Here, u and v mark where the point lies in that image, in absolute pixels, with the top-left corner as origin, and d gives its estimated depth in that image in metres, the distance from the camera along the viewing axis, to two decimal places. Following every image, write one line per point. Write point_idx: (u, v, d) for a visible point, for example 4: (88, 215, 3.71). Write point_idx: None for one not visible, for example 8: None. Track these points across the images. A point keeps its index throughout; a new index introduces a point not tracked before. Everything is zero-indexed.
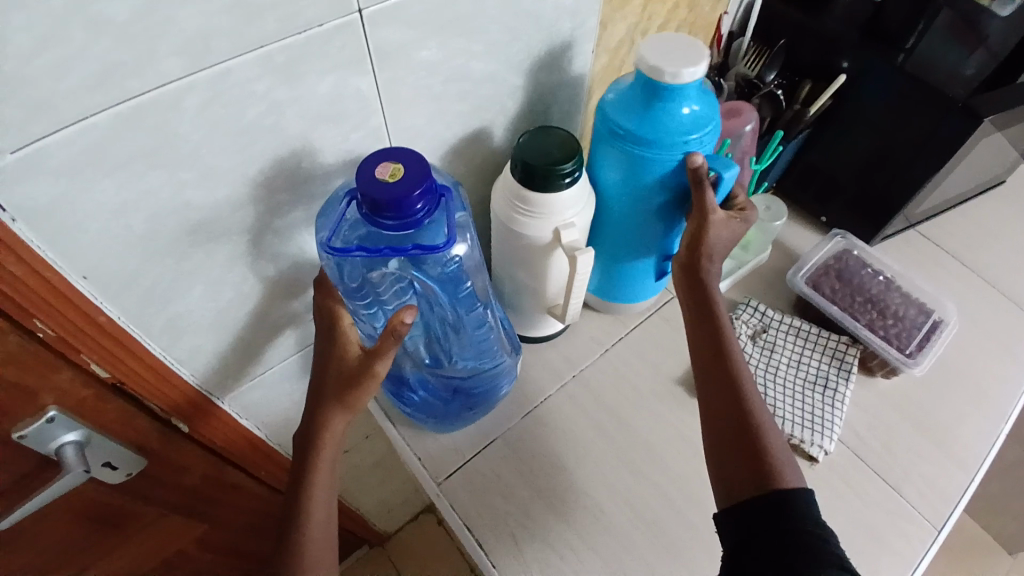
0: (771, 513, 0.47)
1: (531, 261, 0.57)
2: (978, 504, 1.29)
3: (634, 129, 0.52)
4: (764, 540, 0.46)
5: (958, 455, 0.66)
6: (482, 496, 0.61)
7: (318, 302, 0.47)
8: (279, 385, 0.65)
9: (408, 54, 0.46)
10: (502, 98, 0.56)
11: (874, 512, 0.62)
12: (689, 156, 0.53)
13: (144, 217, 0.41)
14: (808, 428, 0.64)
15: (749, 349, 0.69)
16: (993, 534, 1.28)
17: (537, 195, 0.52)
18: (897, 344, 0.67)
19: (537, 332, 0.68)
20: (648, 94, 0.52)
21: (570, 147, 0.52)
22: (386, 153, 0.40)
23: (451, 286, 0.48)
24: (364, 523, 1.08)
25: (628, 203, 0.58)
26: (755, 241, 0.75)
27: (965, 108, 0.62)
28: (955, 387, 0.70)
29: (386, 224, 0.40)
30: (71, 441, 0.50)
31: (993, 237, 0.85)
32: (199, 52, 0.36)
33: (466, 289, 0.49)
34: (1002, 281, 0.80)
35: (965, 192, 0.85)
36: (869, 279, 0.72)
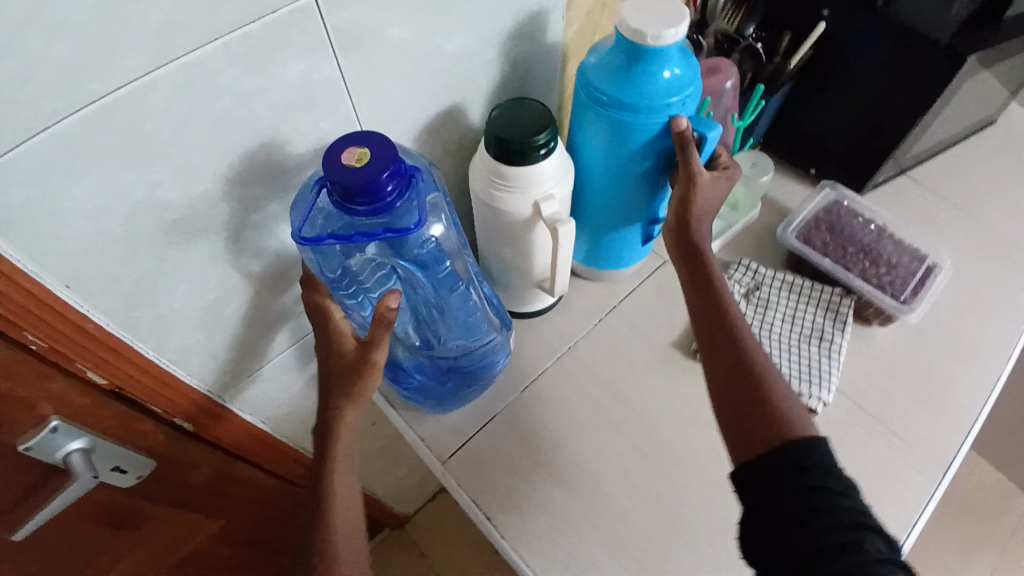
0: (778, 473, 0.46)
1: (515, 236, 0.56)
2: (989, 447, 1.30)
3: (615, 93, 0.51)
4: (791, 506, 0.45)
5: (957, 398, 0.66)
6: (486, 472, 0.62)
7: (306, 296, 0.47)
8: (281, 379, 0.65)
9: (372, 36, 0.45)
10: (475, 73, 0.55)
11: (876, 459, 0.62)
12: (674, 119, 0.52)
13: (120, 220, 0.41)
14: (805, 381, 0.64)
15: (743, 307, 0.69)
16: None
17: (513, 168, 0.51)
18: (891, 292, 0.67)
19: (528, 307, 0.68)
20: (628, 57, 0.51)
21: (544, 118, 0.51)
22: (352, 138, 0.40)
23: (433, 266, 0.48)
24: (383, 508, 1.10)
25: (611, 168, 0.57)
26: (743, 199, 0.75)
27: (947, 50, 0.61)
28: (952, 332, 0.70)
29: (358, 210, 0.40)
30: (77, 449, 0.49)
31: (985, 179, 0.84)
32: (158, 47, 0.36)
33: (446, 270, 0.49)
34: (996, 222, 0.80)
35: (955, 135, 0.84)
36: (860, 229, 0.72)
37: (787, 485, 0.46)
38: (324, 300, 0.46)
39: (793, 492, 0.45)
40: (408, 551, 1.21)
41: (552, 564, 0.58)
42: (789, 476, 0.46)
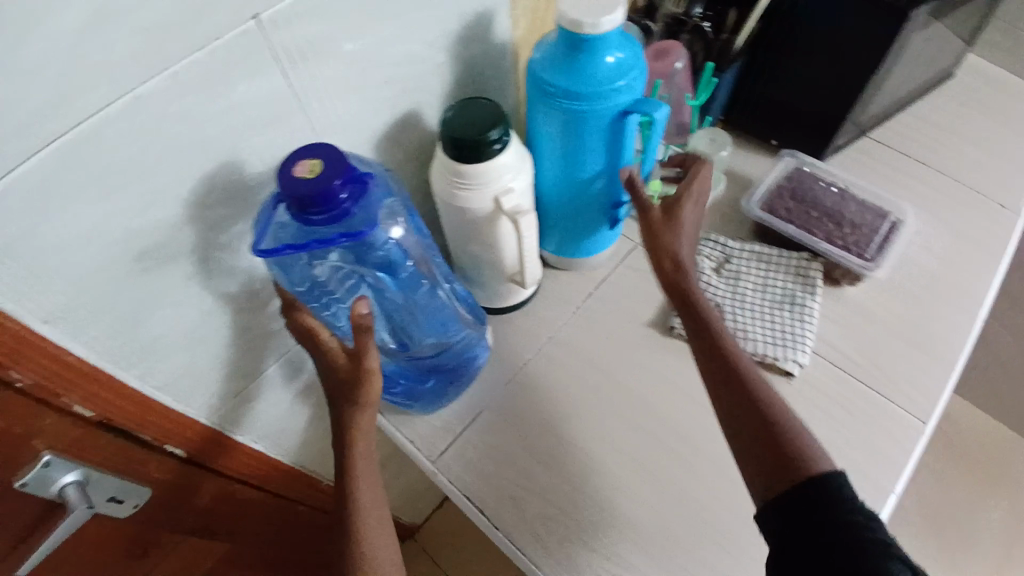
0: (807, 501, 0.45)
1: (481, 232, 0.58)
2: None
3: (562, 82, 0.53)
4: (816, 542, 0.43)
5: (935, 348, 0.67)
6: (478, 466, 0.63)
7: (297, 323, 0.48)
8: (274, 398, 0.66)
9: (318, 50, 0.47)
10: (426, 78, 0.57)
11: (858, 416, 0.63)
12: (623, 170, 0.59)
13: (91, 252, 0.42)
14: (781, 346, 0.65)
15: (715, 281, 0.70)
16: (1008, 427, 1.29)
17: (471, 165, 0.52)
18: (856, 251, 0.68)
19: (506, 300, 0.69)
20: (570, 46, 0.52)
21: (496, 114, 0.53)
22: (303, 151, 0.41)
23: (395, 269, 0.49)
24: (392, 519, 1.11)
25: (567, 158, 0.59)
26: (709, 173, 0.75)
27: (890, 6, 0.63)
28: (924, 285, 0.71)
29: (316, 219, 0.41)
30: (71, 482, 0.51)
31: (946, 133, 0.86)
32: (110, 83, 0.37)
33: (407, 271, 0.50)
34: (960, 174, 0.81)
35: (913, 92, 0.85)
36: (822, 192, 0.73)
37: (814, 517, 0.45)
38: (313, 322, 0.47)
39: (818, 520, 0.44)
40: (422, 559, 1.22)
41: (551, 549, 0.59)
42: (815, 503, 0.45)
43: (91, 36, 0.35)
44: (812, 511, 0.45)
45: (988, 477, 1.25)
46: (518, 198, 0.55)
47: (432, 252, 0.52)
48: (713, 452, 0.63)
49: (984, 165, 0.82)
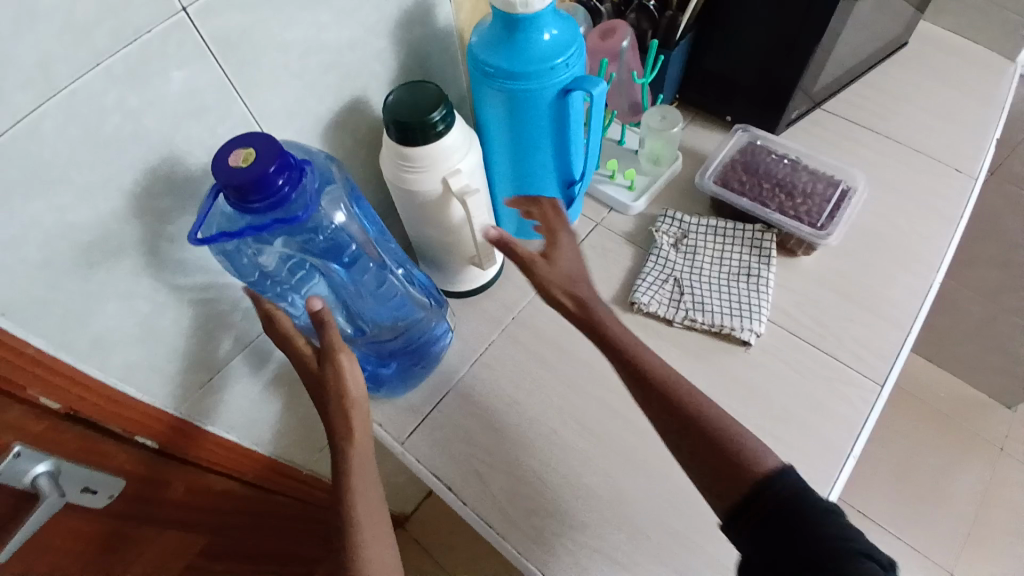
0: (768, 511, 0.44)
1: (433, 215, 0.59)
2: None
3: (502, 64, 0.54)
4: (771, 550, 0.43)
5: (890, 311, 0.68)
6: (443, 445, 0.65)
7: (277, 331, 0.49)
8: (241, 389, 0.67)
9: (252, 39, 0.48)
10: (368, 65, 0.58)
11: (814, 380, 0.64)
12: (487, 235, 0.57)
13: (36, 247, 0.43)
14: (737, 315, 0.66)
15: (672, 255, 0.71)
16: (983, 393, 1.32)
17: (416, 149, 0.53)
18: (808, 221, 0.69)
19: (462, 284, 0.70)
20: (507, 27, 0.53)
21: (438, 98, 0.54)
22: (238, 140, 0.42)
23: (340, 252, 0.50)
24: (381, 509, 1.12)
25: (516, 140, 0.60)
26: (665, 152, 0.78)
27: None
28: (878, 250, 0.72)
29: (256, 206, 0.42)
30: (43, 473, 0.51)
31: (898, 102, 0.87)
32: (39, 80, 0.38)
33: (352, 253, 0.51)
34: (911, 142, 0.83)
35: (865, 63, 0.86)
36: (775, 164, 0.75)
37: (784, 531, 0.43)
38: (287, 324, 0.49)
39: (781, 528, 0.43)
40: (411, 547, 1.23)
41: (517, 521, 0.60)
42: (778, 509, 0.44)
43: (17, 35, 0.36)
44: (778, 520, 0.43)
45: (965, 442, 1.27)
46: (467, 179, 0.56)
47: (378, 236, 0.53)
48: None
49: (934, 131, 0.84)
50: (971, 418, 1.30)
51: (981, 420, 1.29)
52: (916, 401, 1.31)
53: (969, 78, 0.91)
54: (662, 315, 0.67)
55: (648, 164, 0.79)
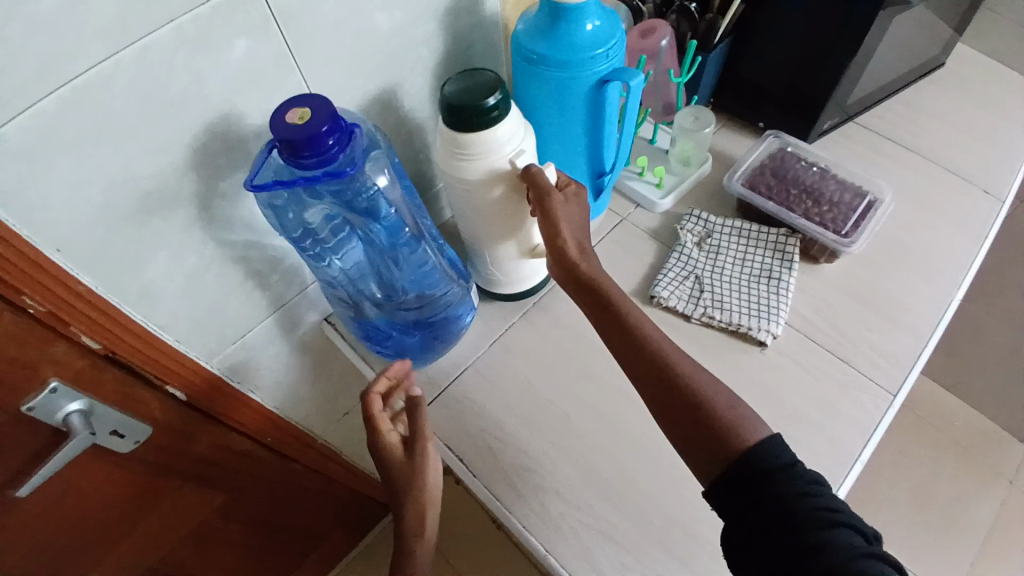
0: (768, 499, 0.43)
1: (492, 204, 0.59)
2: (984, 397, 1.32)
3: (544, 50, 0.56)
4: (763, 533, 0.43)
5: (908, 322, 0.69)
6: (459, 420, 0.66)
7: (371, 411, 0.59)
8: (270, 349, 0.69)
9: (313, 11, 0.50)
10: (416, 47, 0.60)
11: (827, 384, 0.65)
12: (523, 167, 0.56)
13: (100, 191, 0.46)
14: (755, 316, 0.67)
15: (695, 254, 0.73)
16: (1003, 424, 1.30)
17: (481, 134, 0.54)
18: (833, 227, 0.71)
19: (515, 285, 0.69)
20: (552, 16, 0.56)
21: (494, 83, 0.54)
22: (295, 101, 0.45)
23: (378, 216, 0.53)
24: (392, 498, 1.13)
25: (551, 125, 0.62)
26: (694, 153, 0.80)
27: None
28: (902, 264, 0.73)
29: (305, 163, 0.45)
30: (75, 410, 0.55)
31: (931, 121, 0.88)
32: (120, 32, 0.41)
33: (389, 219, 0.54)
34: (943, 159, 0.83)
35: (900, 80, 0.87)
36: (803, 171, 0.76)
37: (747, 486, 0.44)
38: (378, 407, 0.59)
39: (771, 514, 0.43)
40: None
41: (525, 499, 0.62)
42: (771, 499, 0.43)
43: None
44: (761, 498, 0.43)
45: (983, 473, 1.24)
46: (531, 159, 0.57)
47: (415, 206, 0.56)
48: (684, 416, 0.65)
49: (967, 152, 0.84)
50: (990, 449, 1.27)
51: (1000, 452, 1.27)
52: (934, 428, 1.29)
53: (1006, 102, 0.91)
54: (681, 310, 0.69)
55: (677, 165, 0.80)
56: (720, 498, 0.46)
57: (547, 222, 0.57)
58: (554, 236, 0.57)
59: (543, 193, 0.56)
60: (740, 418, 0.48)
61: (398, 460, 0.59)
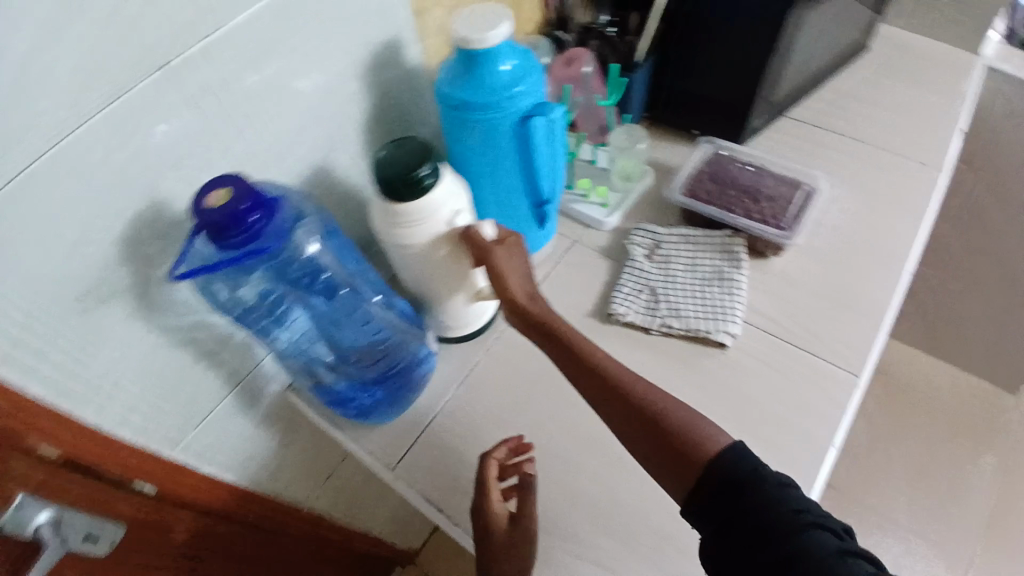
0: (740, 501, 0.43)
1: (434, 266, 0.58)
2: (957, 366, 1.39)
3: (464, 95, 0.57)
4: (742, 536, 0.42)
5: (863, 303, 0.70)
6: (435, 468, 0.65)
7: (481, 477, 0.61)
8: (234, 426, 0.68)
9: (231, 89, 0.51)
10: (341, 106, 0.61)
11: (794, 377, 0.65)
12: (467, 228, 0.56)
13: (32, 295, 0.46)
14: (711, 319, 0.68)
15: (647, 267, 0.73)
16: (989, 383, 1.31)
17: (415, 203, 0.53)
18: (774, 222, 0.72)
19: (464, 328, 0.67)
20: (467, 62, 0.57)
21: (422, 150, 0.54)
22: (213, 183, 0.45)
23: (314, 281, 0.53)
24: (394, 548, 1.13)
25: (483, 165, 0.62)
26: (633, 168, 0.82)
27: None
28: (849, 246, 0.75)
29: (232, 242, 0.45)
30: (46, 521, 0.50)
31: (858, 106, 0.91)
32: (33, 137, 0.41)
33: (326, 281, 0.54)
34: (875, 141, 0.86)
35: (822, 71, 0.91)
36: (739, 171, 0.78)
37: (725, 497, 0.44)
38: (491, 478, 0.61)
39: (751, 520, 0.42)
40: None
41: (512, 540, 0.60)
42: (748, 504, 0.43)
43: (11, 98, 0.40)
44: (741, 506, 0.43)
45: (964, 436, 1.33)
46: (466, 217, 0.57)
47: (350, 265, 0.56)
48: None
49: (895, 130, 0.88)
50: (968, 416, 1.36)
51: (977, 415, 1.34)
52: None
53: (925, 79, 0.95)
54: (639, 323, 0.69)
55: (620, 181, 0.82)
56: (698, 511, 0.45)
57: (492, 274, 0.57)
58: (503, 288, 0.57)
59: (485, 249, 0.56)
60: (706, 430, 0.48)
61: (500, 535, 0.60)
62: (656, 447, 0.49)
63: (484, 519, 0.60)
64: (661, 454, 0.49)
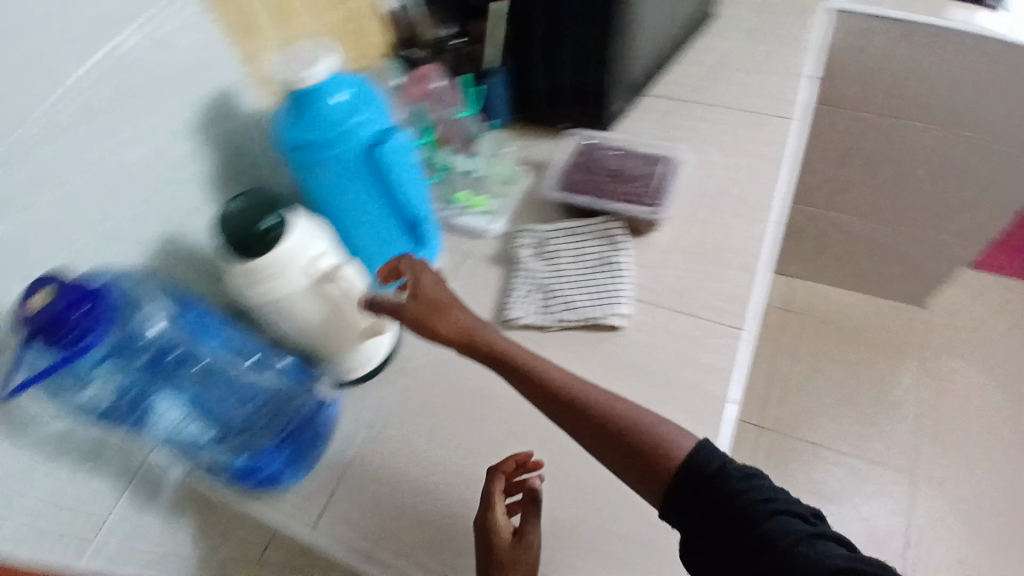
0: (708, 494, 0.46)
1: (309, 314, 0.55)
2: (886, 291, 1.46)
3: (299, 135, 0.55)
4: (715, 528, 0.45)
5: (738, 259, 0.73)
6: (367, 511, 0.60)
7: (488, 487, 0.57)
8: (139, 526, 0.64)
9: (43, 185, 0.48)
10: (174, 171, 0.59)
11: (689, 344, 0.67)
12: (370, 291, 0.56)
13: None
14: (600, 304, 0.69)
15: (536, 266, 0.73)
16: None
17: (267, 256, 0.51)
18: (642, 200, 0.75)
19: (364, 368, 0.65)
20: (296, 103, 0.56)
21: (264, 203, 0.53)
22: (32, 291, 0.44)
23: (167, 361, 0.52)
24: None
25: (341, 201, 0.60)
26: (507, 171, 0.82)
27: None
28: (720, 208, 0.78)
29: (64, 342, 0.44)
30: None
31: (712, 71, 0.95)
32: None
33: (179, 359, 0.53)
34: (730, 102, 0.90)
35: (671, 45, 0.94)
36: (606, 156, 0.80)
37: (692, 493, 0.47)
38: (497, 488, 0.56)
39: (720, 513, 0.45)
40: None
41: None
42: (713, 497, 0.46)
43: None
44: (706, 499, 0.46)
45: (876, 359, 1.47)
46: (333, 257, 0.55)
47: (204, 338, 0.55)
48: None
49: (748, 88, 0.92)
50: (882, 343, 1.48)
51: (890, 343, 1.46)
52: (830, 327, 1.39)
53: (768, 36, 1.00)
54: (534, 324, 0.70)
55: (498, 186, 0.81)
56: (671, 509, 0.48)
57: (419, 326, 0.55)
58: (435, 332, 0.55)
59: (397, 305, 0.55)
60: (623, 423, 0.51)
61: (502, 550, 0.53)
62: (600, 440, 0.51)
63: (486, 531, 0.55)
64: (612, 446, 0.51)
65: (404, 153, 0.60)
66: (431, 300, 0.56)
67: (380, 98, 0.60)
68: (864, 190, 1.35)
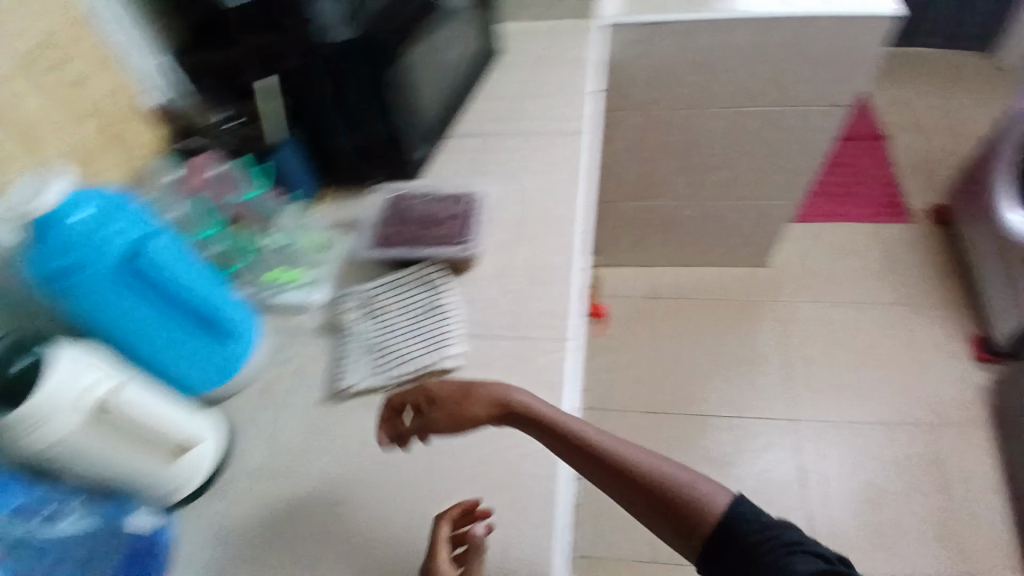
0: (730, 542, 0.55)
1: (100, 445, 0.52)
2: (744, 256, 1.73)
3: (46, 262, 0.52)
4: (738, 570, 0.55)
5: (556, 275, 0.77)
6: None
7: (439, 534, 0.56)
8: None
9: None
10: None
11: (523, 367, 0.69)
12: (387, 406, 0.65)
13: None
14: (432, 350, 0.70)
15: (364, 327, 0.73)
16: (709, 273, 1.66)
17: (29, 403, 0.47)
18: (453, 241, 0.76)
19: (187, 482, 0.62)
20: (35, 231, 0.52)
21: (19, 350, 0.51)
22: None
23: None
24: None
25: (117, 317, 0.57)
26: (321, 239, 0.82)
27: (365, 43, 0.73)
28: (534, 230, 0.81)
29: None
30: None
31: (508, 101, 1.00)
32: None
33: None
34: (529, 128, 0.95)
35: (463, 86, 0.98)
36: (415, 205, 0.81)
37: (721, 545, 0.56)
38: (437, 538, 0.56)
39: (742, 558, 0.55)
40: None
41: None
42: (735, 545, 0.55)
43: None
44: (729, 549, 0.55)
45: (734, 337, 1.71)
46: (116, 381, 0.52)
47: None
48: (417, 468, 0.65)
49: (543, 111, 0.97)
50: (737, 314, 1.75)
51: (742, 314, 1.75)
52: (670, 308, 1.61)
53: (554, 60, 1.07)
54: (369, 386, 0.69)
55: (312, 253, 0.81)
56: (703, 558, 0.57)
57: (453, 421, 0.62)
58: (471, 418, 0.62)
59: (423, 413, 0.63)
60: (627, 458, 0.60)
61: None
62: (623, 489, 0.60)
63: None
64: (646, 501, 0.59)
65: (174, 253, 0.60)
66: (451, 393, 0.63)
67: (129, 204, 0.58)
68: (684, 175, 1.47)
